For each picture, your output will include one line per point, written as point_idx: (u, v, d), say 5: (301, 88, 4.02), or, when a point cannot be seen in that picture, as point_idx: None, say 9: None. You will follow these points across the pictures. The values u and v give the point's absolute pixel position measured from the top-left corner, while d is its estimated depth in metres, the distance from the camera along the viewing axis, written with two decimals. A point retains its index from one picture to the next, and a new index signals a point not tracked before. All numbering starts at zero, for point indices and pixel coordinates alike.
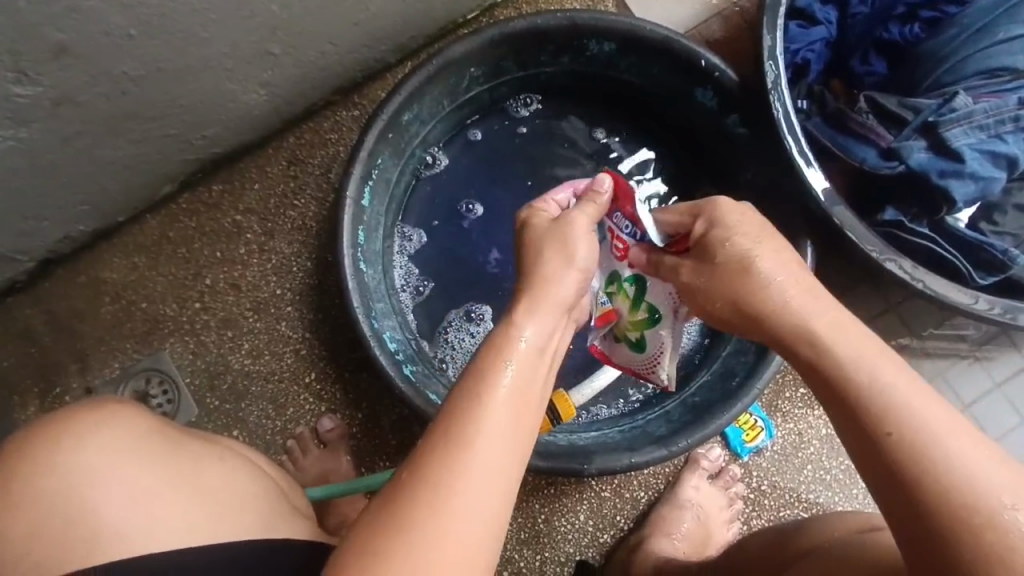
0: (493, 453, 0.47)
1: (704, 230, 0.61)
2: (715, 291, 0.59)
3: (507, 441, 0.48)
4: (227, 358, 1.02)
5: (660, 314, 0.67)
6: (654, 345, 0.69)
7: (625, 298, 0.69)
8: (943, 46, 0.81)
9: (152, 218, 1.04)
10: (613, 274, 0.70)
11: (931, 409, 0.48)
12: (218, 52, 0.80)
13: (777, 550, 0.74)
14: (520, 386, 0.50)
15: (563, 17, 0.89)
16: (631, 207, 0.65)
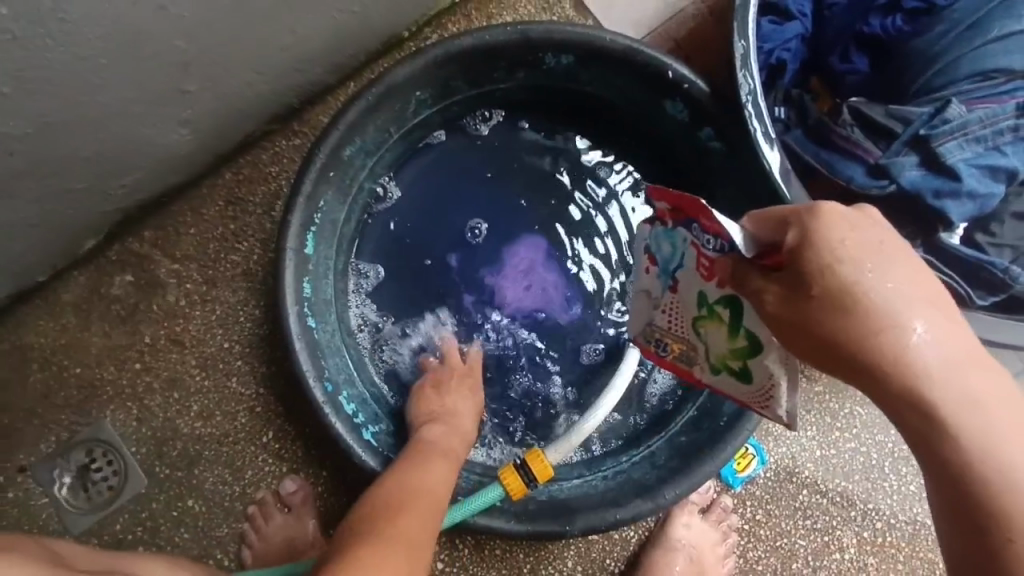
0: (428, 512, 0.66)
1: (822, 243, 0.46)
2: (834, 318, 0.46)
3: (437, 499, 0.69)
4: (176, 422, 0.94)
5: (762, 344, 0.54)
6: (759, 377, 0.56)
7: (718, 322, 0.57)
8: (933, 44, 0.74)
9: (79, 273, 0.94)
10: (700, 295, 0.58)
11: None
12: (120, 97, 0.71)
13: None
14: (444, 482, 0.72)
15: (513, 31, 0.80)
16: (711, 223, 0.52)
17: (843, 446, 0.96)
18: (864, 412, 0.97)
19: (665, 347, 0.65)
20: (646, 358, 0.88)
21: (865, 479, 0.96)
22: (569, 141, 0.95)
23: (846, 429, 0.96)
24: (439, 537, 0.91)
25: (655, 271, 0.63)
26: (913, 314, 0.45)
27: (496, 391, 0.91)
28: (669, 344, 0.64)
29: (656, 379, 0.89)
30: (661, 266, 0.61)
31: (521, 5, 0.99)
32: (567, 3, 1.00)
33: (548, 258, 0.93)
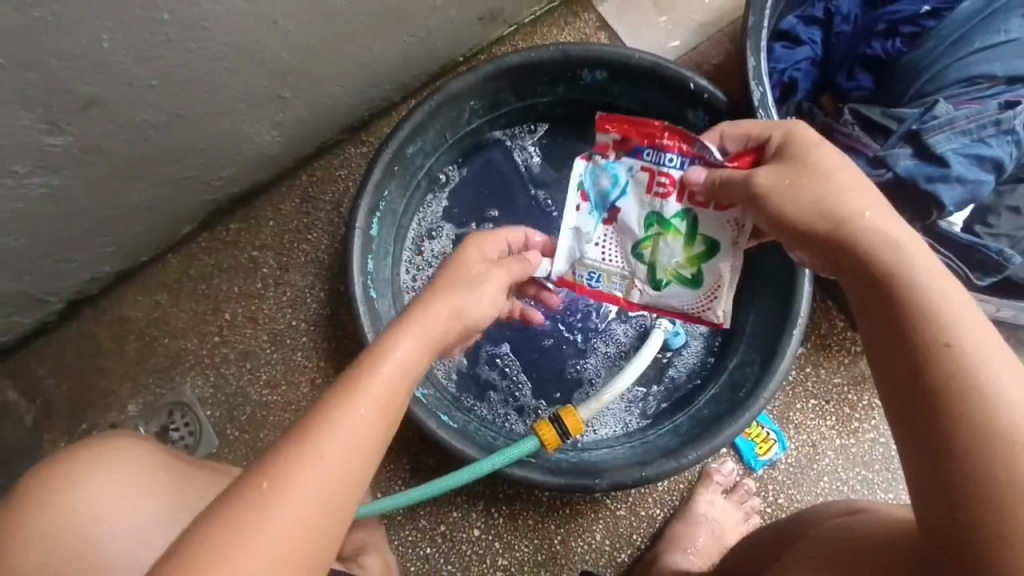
0: (312, 488, 0.47)
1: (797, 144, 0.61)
2: (799, 196, 0.58)
3: (325, 496, 0.47)
4: (246, 390, 1.05)
5: (718, 247, 0.70)
6: (711, 280, 0.71)
7: (677, 236, 0.71)
8: (923, 59, 0.84)
9: (173, 257, 1.09)
10: (651, 215, 0.72)
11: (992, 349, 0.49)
12: (232, 98, 0.86)
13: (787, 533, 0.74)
14: (347, 456, 0.49)
15: (555, 50, 0.94)
16: (688, 146, 0.69)
17: (862, 436, 1.01)
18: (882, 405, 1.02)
19: (618, 285, 0.77)
20: (671, 343, 0.98)
21: (886, 470, 1.00)
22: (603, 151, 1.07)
23: (865, 420, 1.01)
24: (477, 504, 1.00)
25: (585, 207, 0.76)
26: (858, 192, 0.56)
27: (533, 371, 0.99)
28: (623, 280, 0.76)
29: (680, 362, 0.98)
30: (595, 202, 0.75)
31: (561, 35, 1.14)
32: (602, 34, 1.14)
33: None
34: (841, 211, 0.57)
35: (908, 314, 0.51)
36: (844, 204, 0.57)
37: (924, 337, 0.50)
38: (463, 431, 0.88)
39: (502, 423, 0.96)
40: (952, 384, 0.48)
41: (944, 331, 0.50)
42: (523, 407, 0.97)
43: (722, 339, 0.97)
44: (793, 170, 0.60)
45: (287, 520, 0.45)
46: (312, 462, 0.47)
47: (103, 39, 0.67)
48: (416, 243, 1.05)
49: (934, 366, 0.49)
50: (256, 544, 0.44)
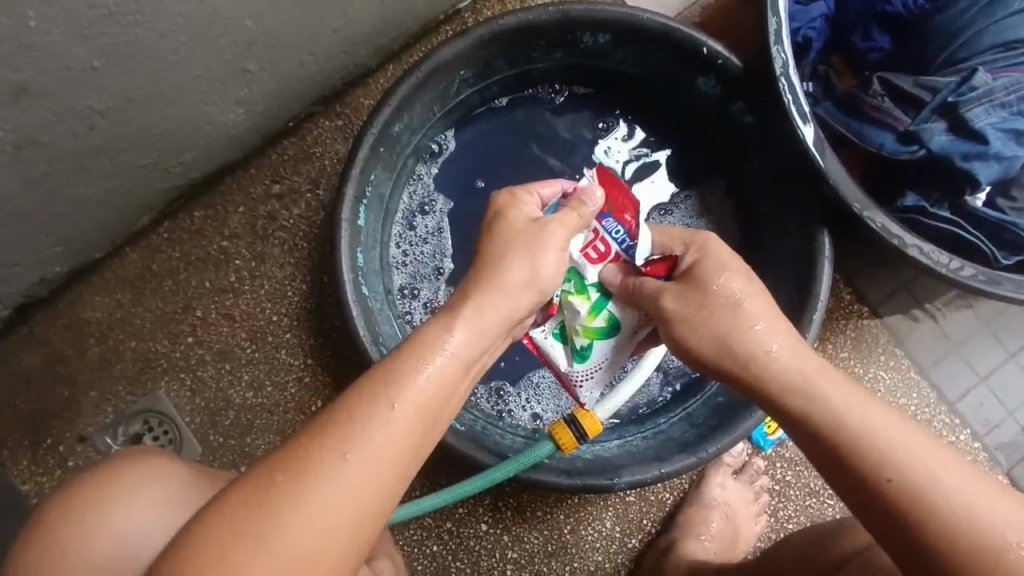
0: (365, 462, 0.46)
1: (699, 272, 0.62)
2: (702, 328, 0.60)
3: (375, 473, 0.46)
4: (228, 393, 0.97)
5: (620, 326, 0.69)
6: (599, 355, 0.70)
7: (581, 299, 0.69)
8: (954, 21, 0.78)
9: (132, 251, 0.98)
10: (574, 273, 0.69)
11: (927, 456, 0.49)
12: (190, 75, 0.75)
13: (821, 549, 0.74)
14: (400, 441, 0.48)
15: (554, 11, 0.85)
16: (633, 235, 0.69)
17: None
18: (887, 376, 1.00)
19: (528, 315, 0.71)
20: None
21: None
22: (605, 120, 0.99)
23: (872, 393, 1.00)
24: (484, 499, 0.96)
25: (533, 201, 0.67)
26: (754, 327, 0.59)
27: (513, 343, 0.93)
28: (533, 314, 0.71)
29: None
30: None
31: None
32: None
33: None
34: (747, 351, 0.58)
35: (831, 441, 0.52)
36: (749, 342, 0.58)
37: (873, 490, 0.49)
38: (471, 433, 0.83)
39: (468, 398, 0.91)
40: (896, 500, 0.48)
41: (870, 453, 0.50)
42: (491, 382, 0.93)
43: None
44: (696, 299, 0.61)
45: (339, 492, 0.45)
46: (362, 446, 0.47)
47: (29, 16, 0.57)
48: (406, 222, 0.97)
49: (891, 503, 0.48)
50: (297, 517, 0.44)
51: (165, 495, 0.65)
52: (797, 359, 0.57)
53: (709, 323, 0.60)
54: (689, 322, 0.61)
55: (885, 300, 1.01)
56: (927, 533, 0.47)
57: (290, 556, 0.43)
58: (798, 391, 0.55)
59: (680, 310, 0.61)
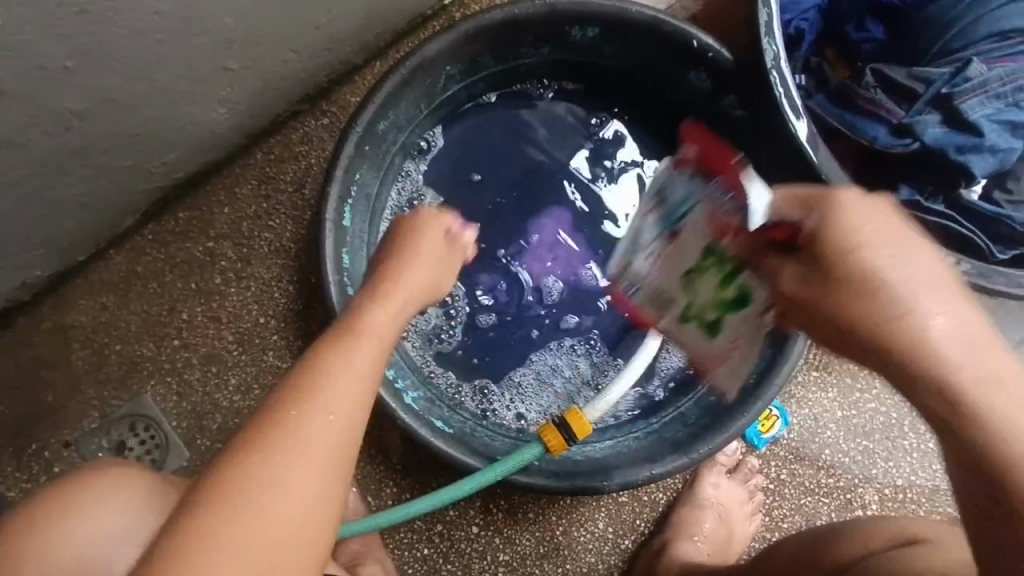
0: (317, 437, 0.47)
1: (850, 235, 0.47)
2: (832, 306, 0.48)
3: (330, 446, 0.47)
4: (215, 396, 0.96)
5: (748, 301, 0.60)
6: (732, 333, 0.65)
7: None
8: (947, 11, 0.77)
9: (116, 254, 0.97)
10: (709, 247, 0.64)
11: None
12: (169, 74, 0.73)
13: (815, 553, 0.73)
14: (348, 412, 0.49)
15: (542, 5, 0.83)
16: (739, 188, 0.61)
17: (863, 407, 0.99)
18: (883, 372, 0.99)
19: None
20: None
21: (886, 439, 0.99)
22: (599, 116, 0.98)
23: (866, 390, 0.99)
24: (475, 501, 0.95)
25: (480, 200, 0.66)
26: (909, 302, 0.45)
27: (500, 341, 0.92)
28: None
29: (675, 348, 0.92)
30: (668, 214, 0.72)
31: None
32: None
33: (575, 229, 0.95)
34: (892, 329, 0.45)
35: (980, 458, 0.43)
36: (904, 322, 0.45)
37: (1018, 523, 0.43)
38: (460, 436, 0.82)
39: (453, 396, 0.90)
40: None
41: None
42: (476, 380, 0.91)
43: None
44: (829, 276, 0.48)
45: (301, 468, 0.46)
46: (318, 413, 0.48)
47: None
48: None
49: None
50: (264, 498, 0.44)
51: (127, 506, 0.64)
52: (961, 352, 0.44)
53: (849, 297, 0.47)
54: (816, 295, 0.49)
55: None
56: None
57: (264, 533, 0.43)
58: (951, 389, 0.44)
59: (803, 294, 0.50)
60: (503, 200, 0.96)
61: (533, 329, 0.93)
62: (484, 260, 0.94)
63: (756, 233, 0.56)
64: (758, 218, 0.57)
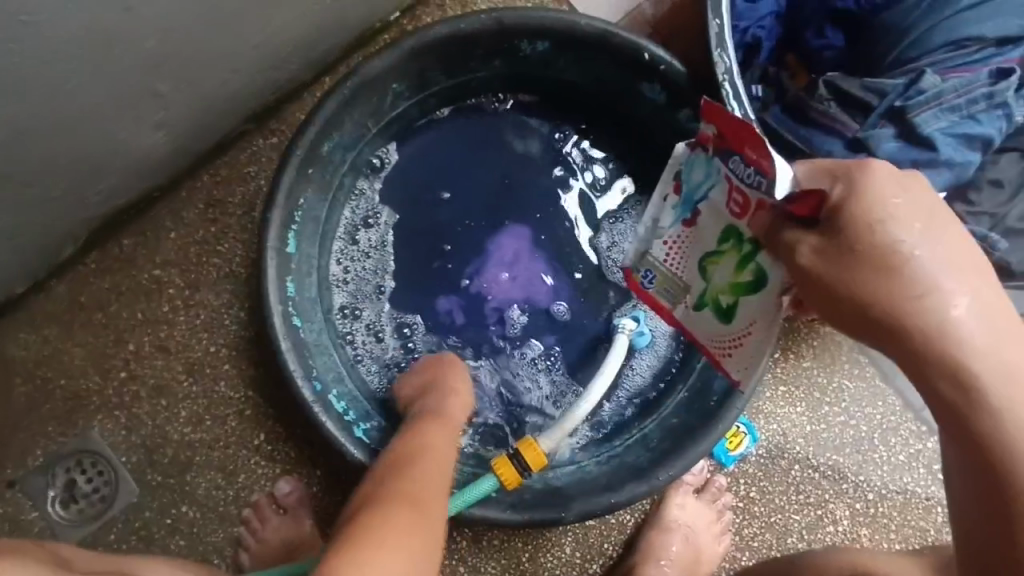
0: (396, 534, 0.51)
1: (862, 210, 0.49)
2: (860, 284, 0.50)
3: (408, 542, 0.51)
4: (165, 429, 0.93)
5: (767, 282, 0.59)
6: (746, 317, 0.62)
7: None
8: (902, 19, 0.75)
9: (57, 284, 0.93)
10: (730, 228, 0.60)
11: None
12: (90, 102, 0.70)
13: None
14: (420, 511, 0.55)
15: (487, 19, 0.81)
16: (760, 159, 0.53)
17: (832, 420, 0.97)
18: (852, 385, 0.97)
19: None
20: (635, 344, 0.89)
21: (856, 452, 0.97)
22: (563, 129, 0.95)
23: (836, 403, 0.97)
24: None
25: (673, 199, 0.64)
26: (938, 266, 0.49)
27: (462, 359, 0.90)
28: None
29: (639, 366, 0.90)
30: (684, 198, 0.63)
31: None
32: None
33: (535, 247, 0.93)
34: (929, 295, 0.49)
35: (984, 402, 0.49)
36: (935, 282, 0.49)
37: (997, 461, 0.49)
38: None
39: None
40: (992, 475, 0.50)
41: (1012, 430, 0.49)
42: None
43: (689, 335, 0.90)
44: (848, 254, 0.50)
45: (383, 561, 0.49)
46: (396, 511, 0.54)
47: None
48: (347, 237, 0.91)
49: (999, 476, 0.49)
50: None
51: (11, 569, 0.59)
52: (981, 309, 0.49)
53: (876, 272, 0.50)
54: (842, 275, 0.51)
55: None
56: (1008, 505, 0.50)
57: None
58: (964, 372, 0.49)
59: (819, 269, 0.52)
60: (460, 217, 0.93)
61: (492, 349, 0.91)
62: (443, 282, 0.91)
63: (777, 211, 0.55)
64: (786, 188, 0.53)
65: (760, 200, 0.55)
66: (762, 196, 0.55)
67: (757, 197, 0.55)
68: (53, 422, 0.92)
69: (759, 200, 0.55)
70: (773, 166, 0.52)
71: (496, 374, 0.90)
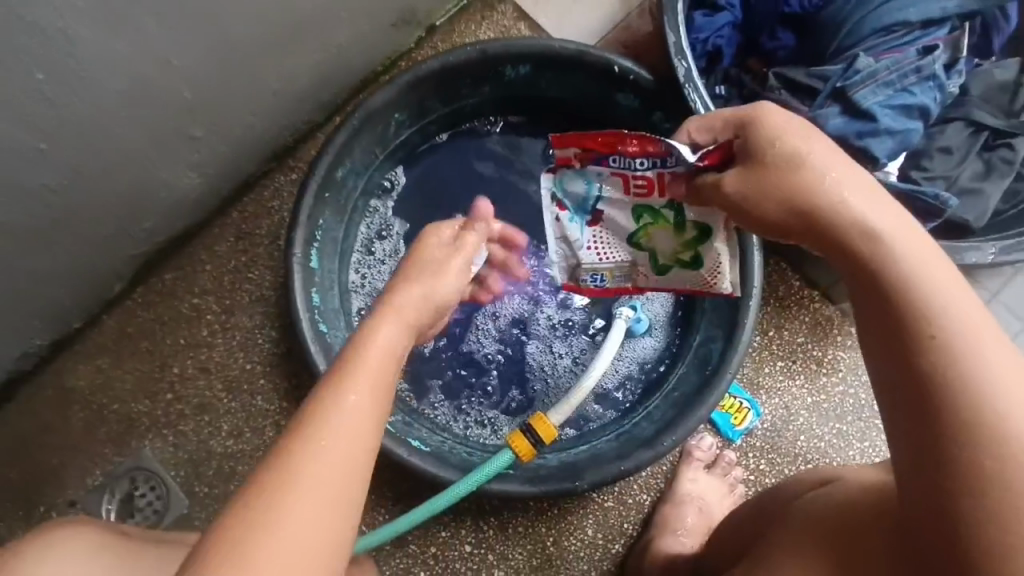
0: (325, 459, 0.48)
1: (762, 134, 0.55)
2: (770, 196, 0.54)
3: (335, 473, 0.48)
4: (209, 443, 1.01)
5: (710, 229, 0.63)
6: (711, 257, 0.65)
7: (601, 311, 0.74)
8: (838, 14, 0.84)
9: (108, 318, 1.03)
10: (639, 208, 0.65)
11: (976, 324, 0.48)
12: (136, 147, 0.81)
13: (760, 519, 0.71)
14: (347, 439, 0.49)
15: (473, 50, 0.92)
16: (641, 146, 0.59)
17: (832, 390, 1.02)
18: (846, 356, 1.03)
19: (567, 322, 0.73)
20: (634, 330, 0.96)
21: (859, 419, 1.01)
22: None
23: (833, 374, 1.02)
24: (465, 520, 0.98)
25: (565, 215, 0.69)
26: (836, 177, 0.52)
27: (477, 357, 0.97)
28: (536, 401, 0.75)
29: (639, 350, 0.96)
30: (575, 207, 0.68)
31: (481, 30, 1.11)
32: (522, 25, 1.11)
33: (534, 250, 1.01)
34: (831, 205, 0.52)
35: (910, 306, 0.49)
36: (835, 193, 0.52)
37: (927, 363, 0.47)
38: (437, 454, 0.86)
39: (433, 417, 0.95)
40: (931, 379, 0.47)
41: (937, 327, 0.48)
42: (457, 399, 0.95)
43: (683, 318, 0.97)
44: (756, 173, 0.54)
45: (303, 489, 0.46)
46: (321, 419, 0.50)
47: None
48: (365, 248, 1.01)
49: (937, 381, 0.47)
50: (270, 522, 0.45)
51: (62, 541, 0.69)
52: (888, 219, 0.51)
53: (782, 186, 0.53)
54: (752, 191, 0.55)
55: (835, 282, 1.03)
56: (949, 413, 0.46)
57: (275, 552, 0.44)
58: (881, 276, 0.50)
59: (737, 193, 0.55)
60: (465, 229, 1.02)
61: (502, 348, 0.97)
62: None
63: (686, 173, 0.59)
64: (691, 155, 0.57)
65: (659, 175, 0.60)
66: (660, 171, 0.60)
67: (655, 173, 0.60)
68: (108, 443, 1.01)
69: (656, 174, 0.60)
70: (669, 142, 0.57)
71: (509, 373, 0.97)
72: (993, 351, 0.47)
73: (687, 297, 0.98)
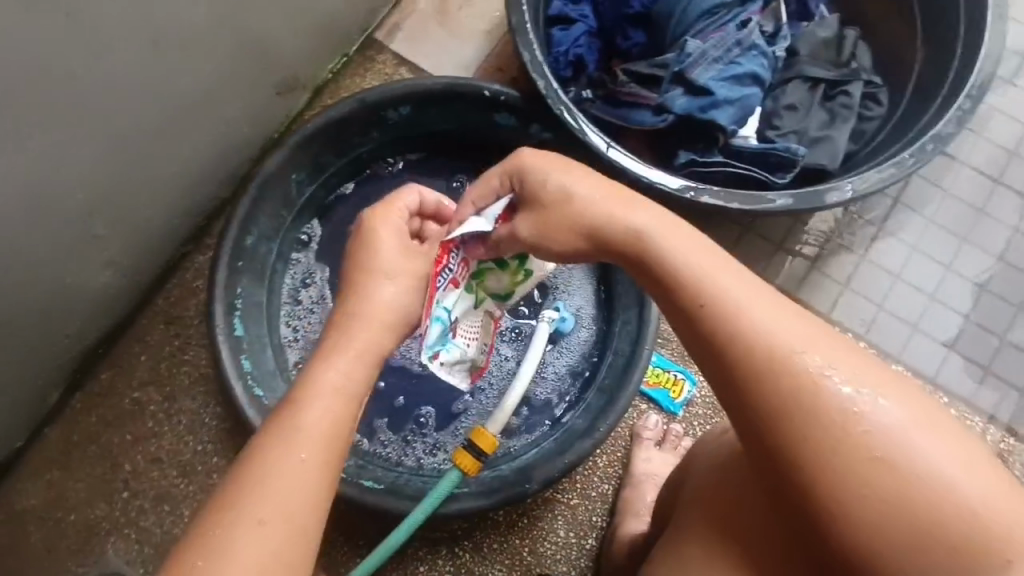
0: (281, 488, 0.53)
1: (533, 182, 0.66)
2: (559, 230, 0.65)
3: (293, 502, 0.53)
4: (174, 532, 1.01)
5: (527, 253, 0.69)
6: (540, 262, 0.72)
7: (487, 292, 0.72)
8: (670, 8, 0.93)
9: (51, 430, 1.03)
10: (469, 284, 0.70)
11: (752, 294, 0.58)
12: (42, 257, 0.84)
13: (687, 487, 0.75)
14: (302, 469, 0.54)
15: (352, 101, 0.97)
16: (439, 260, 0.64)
17: None
18: None
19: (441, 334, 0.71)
20: (561, 329, 1.01)
21: None
22: (458, 177, 1.11)
23: None
24: (440, 551, 0.99)
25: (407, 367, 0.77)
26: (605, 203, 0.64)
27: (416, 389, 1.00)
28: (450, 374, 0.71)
29: (568, 348, 1.01)
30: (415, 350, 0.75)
31: (366, 81, 1.18)
32: (403, 69, 1.19)
33: None
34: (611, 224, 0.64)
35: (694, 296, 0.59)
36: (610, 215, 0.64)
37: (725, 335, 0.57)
38: (393, 487, 0.88)
39: (386, 454, 0.97)
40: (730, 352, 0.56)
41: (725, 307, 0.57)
42: (405, 431, 0.98)
43: (604, 310, 1.02)
44: (538, 216, 0.65)
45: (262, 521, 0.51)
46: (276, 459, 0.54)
47: None
48: (292, 299, 1.05)
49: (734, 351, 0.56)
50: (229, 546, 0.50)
51: None
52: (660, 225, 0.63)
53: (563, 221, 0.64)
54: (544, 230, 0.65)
55: (736, 245, 1.10)
56: (754, 376, 0.55)
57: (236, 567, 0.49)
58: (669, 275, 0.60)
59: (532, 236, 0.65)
60: None
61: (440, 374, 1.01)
62: None
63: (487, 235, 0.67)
64: (487, 227, 0.65)
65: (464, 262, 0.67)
66: (463, 258, 0.67)
67: (461, 261, 0.67)
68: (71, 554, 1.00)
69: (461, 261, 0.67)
70: (463, 229, 0.64)
71: (452, 395, 1.00)
72: (763, 313, 0.57)
73: (603, 288, 1.03)
